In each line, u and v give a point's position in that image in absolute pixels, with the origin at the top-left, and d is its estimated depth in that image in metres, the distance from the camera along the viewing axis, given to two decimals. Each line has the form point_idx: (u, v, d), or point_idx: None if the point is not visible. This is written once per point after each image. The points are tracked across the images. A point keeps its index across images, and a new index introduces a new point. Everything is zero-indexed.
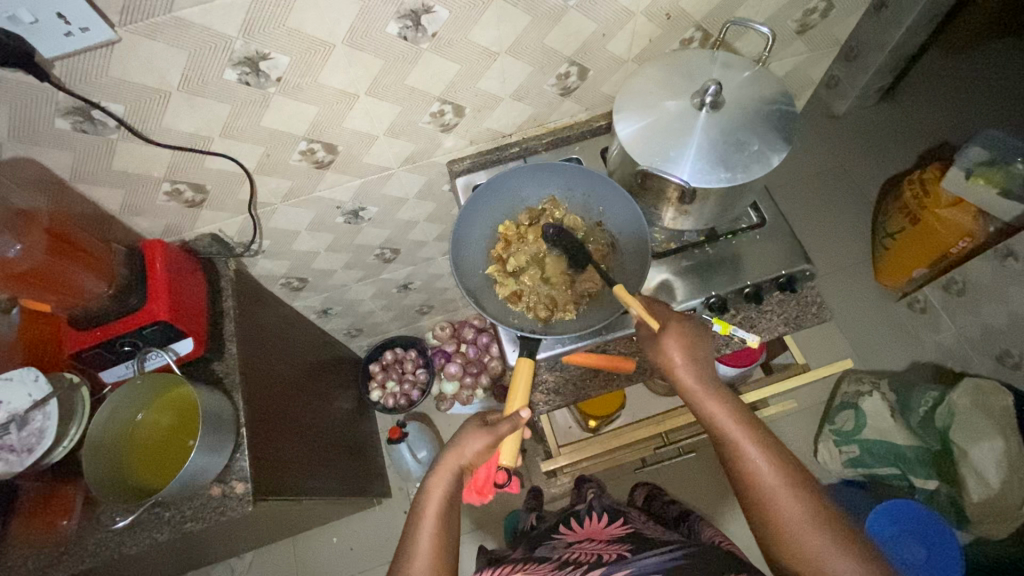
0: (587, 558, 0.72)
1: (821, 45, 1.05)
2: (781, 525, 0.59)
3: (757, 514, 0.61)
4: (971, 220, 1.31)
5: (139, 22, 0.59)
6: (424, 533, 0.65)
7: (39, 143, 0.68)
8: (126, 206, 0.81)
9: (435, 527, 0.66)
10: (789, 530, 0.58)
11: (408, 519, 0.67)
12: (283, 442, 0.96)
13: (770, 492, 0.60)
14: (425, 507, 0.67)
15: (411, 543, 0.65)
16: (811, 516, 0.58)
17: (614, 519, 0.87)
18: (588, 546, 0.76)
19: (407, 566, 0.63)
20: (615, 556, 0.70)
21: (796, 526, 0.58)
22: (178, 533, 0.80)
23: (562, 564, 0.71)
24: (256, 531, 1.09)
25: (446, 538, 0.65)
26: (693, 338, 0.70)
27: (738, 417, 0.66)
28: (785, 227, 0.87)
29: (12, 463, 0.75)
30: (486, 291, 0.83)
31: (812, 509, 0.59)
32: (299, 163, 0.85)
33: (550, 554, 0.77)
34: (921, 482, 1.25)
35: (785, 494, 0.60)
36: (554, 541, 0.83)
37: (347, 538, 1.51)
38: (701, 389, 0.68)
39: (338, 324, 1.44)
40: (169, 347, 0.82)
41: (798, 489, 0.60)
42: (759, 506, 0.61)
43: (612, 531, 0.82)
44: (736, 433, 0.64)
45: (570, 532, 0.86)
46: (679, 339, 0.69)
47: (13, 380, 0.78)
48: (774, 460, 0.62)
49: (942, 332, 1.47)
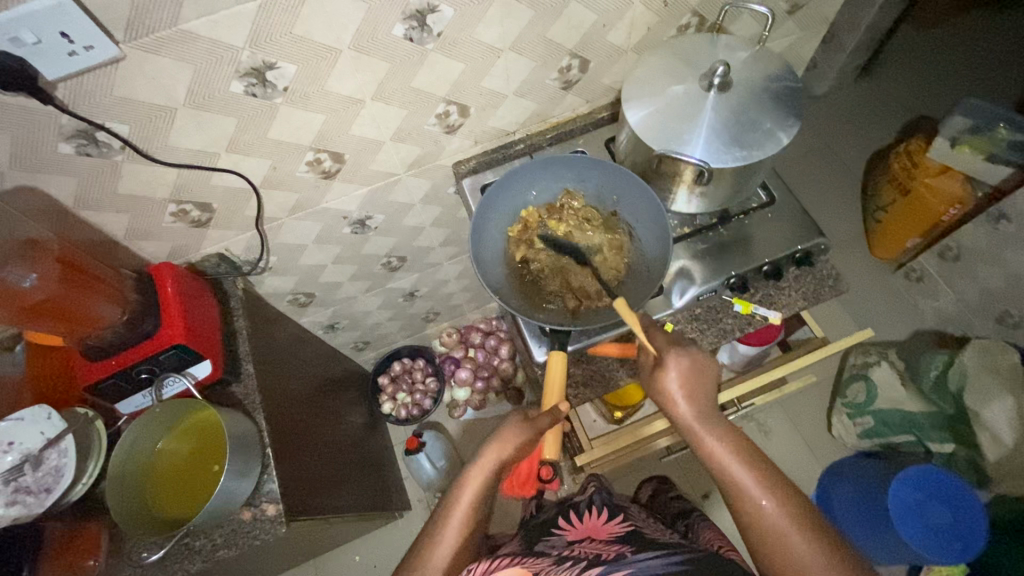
0: (586, 556, 0.68)
1: (810, 24, 1.06)
2: (787, 560, 0.55)
3: (760, 548, 0.57)
4: (959, 187, 1.34)
5: (144, 37, 0.57)
6: (459, 528, 0.63)
7: (42, 169, 0.66)
8: (131, 230, 0.79)
9: (466, 518, 0.64)
10: (794, 566, 0.55)
11: (439, 503, 0.66)
12: (304, 460, 0.94)
13: (773, 527, 0.57)
14: (460, 495, 0.65)
15: (438, 530, 0.63)
16: (819, 550, 0.55)
17: (614, 515, 0.84)
18: (588, 544, 0.73)
19: (437, 553, 0.62)
20: (615, 555, 0.66)
21: (804, 564, 0.54)
22: (210, 562, 0.77)
23: (562, 560, 0.67)
24: (281, 556, 1.07)
25: (473, 533, 0.64)
26: (688, 366, 0.69)
27: (738, 449, 0.63)
28: (795, 204, 0.88)
29: (31, 505, 0.72)
30: (508, 288, 0.82)
31: (820, 541, 0.55)
32: (306, 174, 0.84)
33: (549, 550, 0.73)
34: (937, 446, 1.28)
35: (788, 525, 0.57)
36: (553, 537, 0.79)
37: (369, 556, 1.47)
38: (698, 418, 0.67)
39: (346, 338, 1.42)
40: (187, 371, 0.80)
41: (803, 521, 0.57)
42: (763, 541, 0.57)
43: (611, 528, 0.79)
44: (737, 465, 0.62)
45: (569, 526, 0.82)
46: (673, 373, 0.69)
47: (24, 419, 0.75)
48: (778, 494, 0.59)
49: (941, 298, 1.50)
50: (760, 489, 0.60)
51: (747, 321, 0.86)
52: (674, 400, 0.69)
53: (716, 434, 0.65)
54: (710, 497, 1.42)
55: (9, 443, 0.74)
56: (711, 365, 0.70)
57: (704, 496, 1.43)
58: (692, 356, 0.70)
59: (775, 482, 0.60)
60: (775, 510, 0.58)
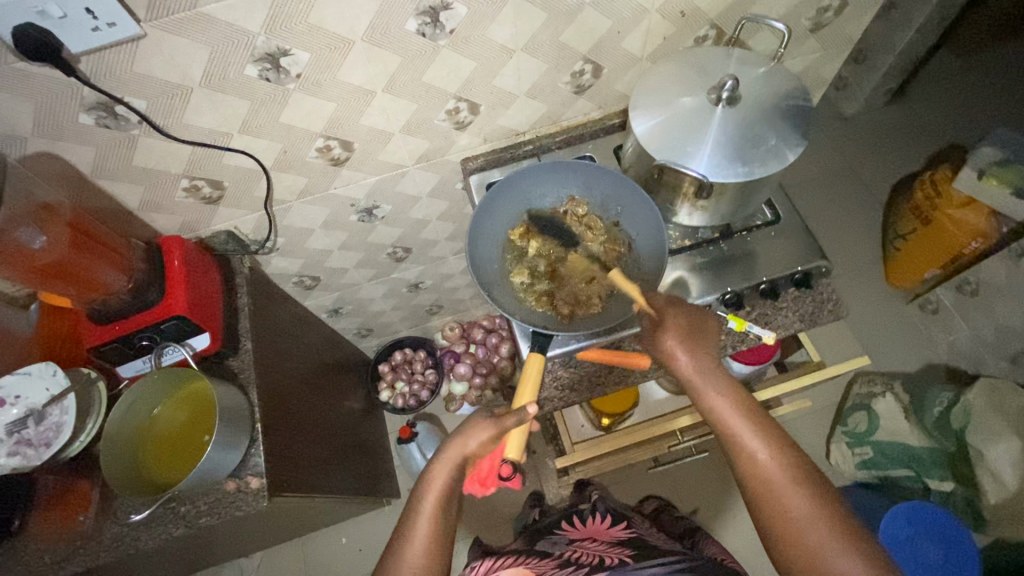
0: (589, 558, 0.69)
1: (834, 43, 1.05)
2: (783, 517, 0.58)
3: (760, 503, 0.60)
4: (982, 220, 1.29)
5: (165, 17, 0.60)
6: (422, 516, 0.65)
7: (62, 138, 0.69)
8: (145, 203, 0.82)
9: (431, 523, 0.64)
10: (792, 524, 0.57)
11: (407, 503, 0.67)
12: (296, 440, 0.95)
13: (771, 484, 0.60)
14: (423, 499, 0.66)
15: (410, 526, 0.64)
16: (816, 510, 0.57)
17: (617, 521, 0.85)
18: (590, 546, 0.74)
19: (404, 541, 0.64)
20: (617, 560, 0.67)
21: (803, 521, 0.57)
22: (193, 528, 0.79)
23: (563, 563, 0.69)
24: (266, 531, 1.09)
25: (444, 528, 0.65)
26: (689, 326, 0.70)
27: (739, 408, 0.65)
28: (801, 224, 0.87)
29: (30, 457, 0.77)
30: (502, 287, 0.83)
31: (818, 503, 0.58)
32: (315, 160, 0.86)
33: (551, 550, 0.75)
34: (936, 484, 1.25)
35: (786, 485, 0.59)
36: (555, 537, 0.81)
37: (355, 540, 1.50)
38: (699, 376, 0.67)
39: (349, 323, 1.44)
40: (186, 342, 0.83)
41: (805, 483, 0.59)
42: (762, 501, 0.60)
43: (615, 533, 0.79)
44: (738, 423, 0.64)
45: (571, 529, 0.83)
46: (673, 331, 0.69)
47: (31, 374, 0.79)
48: (777, 452, 0.62)
49: (955, 333, 1.46)
50: (758, 445, 0.62)
51: (741, 338, 0.84)
52: (674, 358, 0.69)
53: (718, 391, 0.66)
54: (699, 513, 1.41)
55: (15, 397, 0.79)
56: (711, 327, 0.71)
57: (692, 512, 1.41)
58: (692, 315, 0.71)
59: (777, 441, 0.62)
60: (775, 468, 0.60)
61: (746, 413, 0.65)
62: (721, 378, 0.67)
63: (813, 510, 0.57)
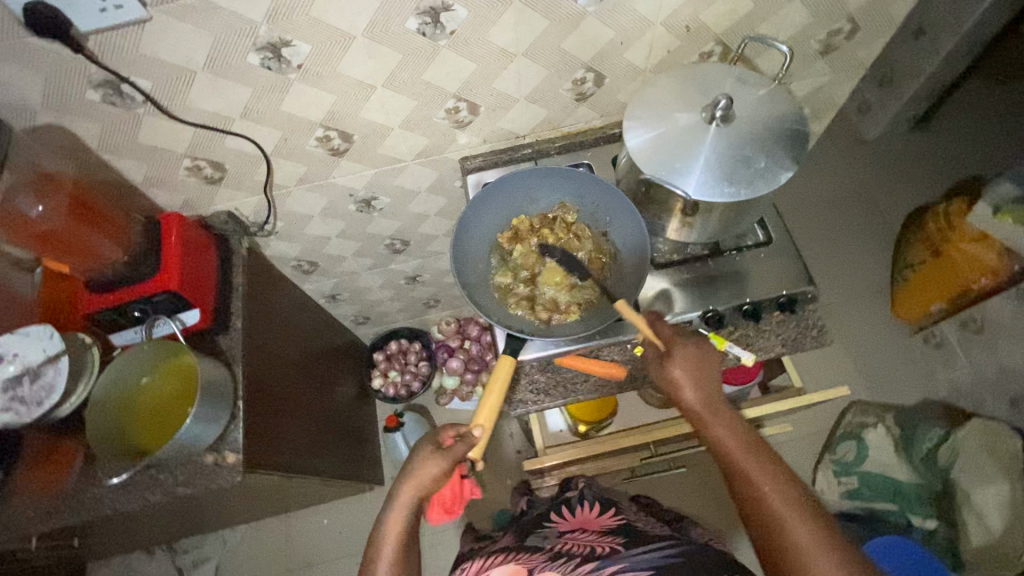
0: (580, 549, 0.73)
1: (845, 67, 1.03)
2: (790, 550, 0.58)
3: (765, 536, 0.60)
4: (993, 257, 1.24)
5: (170, 3, 0.62)
6: (392, 518, 0.69)
7: (70, 112, 0.72)
8: (148, 178, 0.85)
9: (394, 550, 0.68)
10: (800, 555, 0.57)
11: (374, 532, 0.70)
12: (281, 420, 0.97)
13: (777, 517, 0.60)
14: (390, 514, 0.70)
15: (382, 535, 0.69)
16: (823, 542, 0.58)
17: (606, 509, 0.88)
18: (580, 537, 0.77)
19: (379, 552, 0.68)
20: (608, 549, 0.71)
21: (812, 553, 0.57)
22: (170, 496, 0.82)
23: (555, 556, 0.72)
24: (248, 506, 1.12)
25: (407, 548, 0.69)
26: (698, 357, 0.70)
27: (744, 440, 0.66)
28: (792, 247, 0.86)
29: (22, 414, 0.79)
30: (484, 287, 0.84)
31: (825, 536, 0.58)
32: (315, 149, 0.88)
33: (542, 543, 0.77)
34: (919, 521, 1.22)
35: (793, 517, 0.59)
36: (545, 530, 0.83)
37: (337, 522, 1.53)
38: (706, 408, 0.68)
39: (346, 310, 1.47)
40: (177, 316, 0.85)
41: (810, 515, 0.59)
42: (768, 534, 0.60)
43: (604, 521, 0.83)
44: (742, 456, 0.64)
45: (561, 519, 0.86)
46: (681, 362, 0.69)
47: (29, 335, 0.82)
48: (782, 483, 0.62)
49: (956, 369, 1.43)
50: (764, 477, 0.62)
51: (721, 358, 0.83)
52: (680, 388, 0.69)
53: (724, 423, 0.67)
54: None
55: (13, 354, 0.81)
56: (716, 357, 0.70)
57: None
58: (703, 347, 0.70)
59: (782, 474, 0.63)
60: (780, 501, 0.61)
61: (750, 446, 0.65)
62: (728, 412, 0.68)
63: (821, 542, 0.57)
